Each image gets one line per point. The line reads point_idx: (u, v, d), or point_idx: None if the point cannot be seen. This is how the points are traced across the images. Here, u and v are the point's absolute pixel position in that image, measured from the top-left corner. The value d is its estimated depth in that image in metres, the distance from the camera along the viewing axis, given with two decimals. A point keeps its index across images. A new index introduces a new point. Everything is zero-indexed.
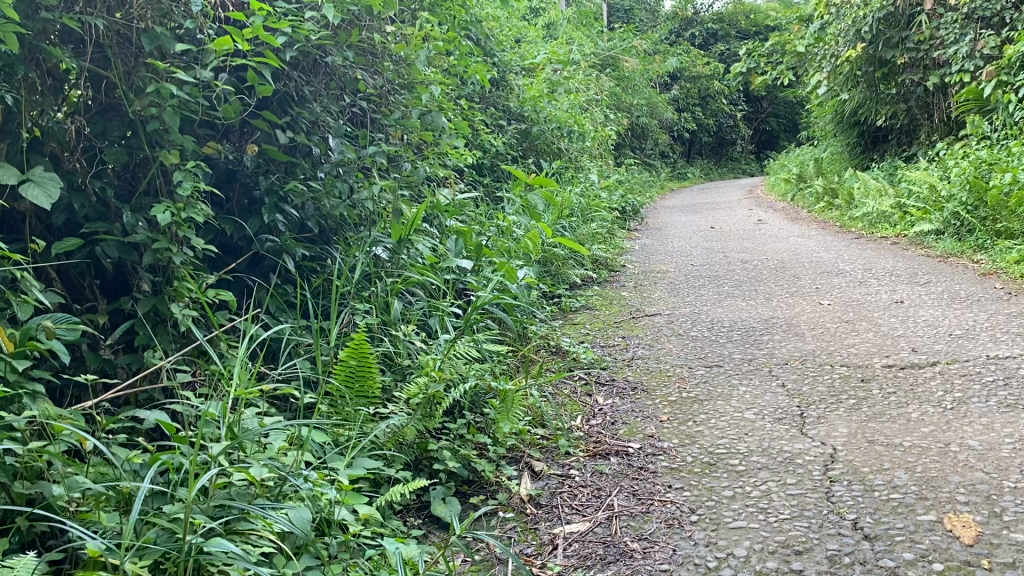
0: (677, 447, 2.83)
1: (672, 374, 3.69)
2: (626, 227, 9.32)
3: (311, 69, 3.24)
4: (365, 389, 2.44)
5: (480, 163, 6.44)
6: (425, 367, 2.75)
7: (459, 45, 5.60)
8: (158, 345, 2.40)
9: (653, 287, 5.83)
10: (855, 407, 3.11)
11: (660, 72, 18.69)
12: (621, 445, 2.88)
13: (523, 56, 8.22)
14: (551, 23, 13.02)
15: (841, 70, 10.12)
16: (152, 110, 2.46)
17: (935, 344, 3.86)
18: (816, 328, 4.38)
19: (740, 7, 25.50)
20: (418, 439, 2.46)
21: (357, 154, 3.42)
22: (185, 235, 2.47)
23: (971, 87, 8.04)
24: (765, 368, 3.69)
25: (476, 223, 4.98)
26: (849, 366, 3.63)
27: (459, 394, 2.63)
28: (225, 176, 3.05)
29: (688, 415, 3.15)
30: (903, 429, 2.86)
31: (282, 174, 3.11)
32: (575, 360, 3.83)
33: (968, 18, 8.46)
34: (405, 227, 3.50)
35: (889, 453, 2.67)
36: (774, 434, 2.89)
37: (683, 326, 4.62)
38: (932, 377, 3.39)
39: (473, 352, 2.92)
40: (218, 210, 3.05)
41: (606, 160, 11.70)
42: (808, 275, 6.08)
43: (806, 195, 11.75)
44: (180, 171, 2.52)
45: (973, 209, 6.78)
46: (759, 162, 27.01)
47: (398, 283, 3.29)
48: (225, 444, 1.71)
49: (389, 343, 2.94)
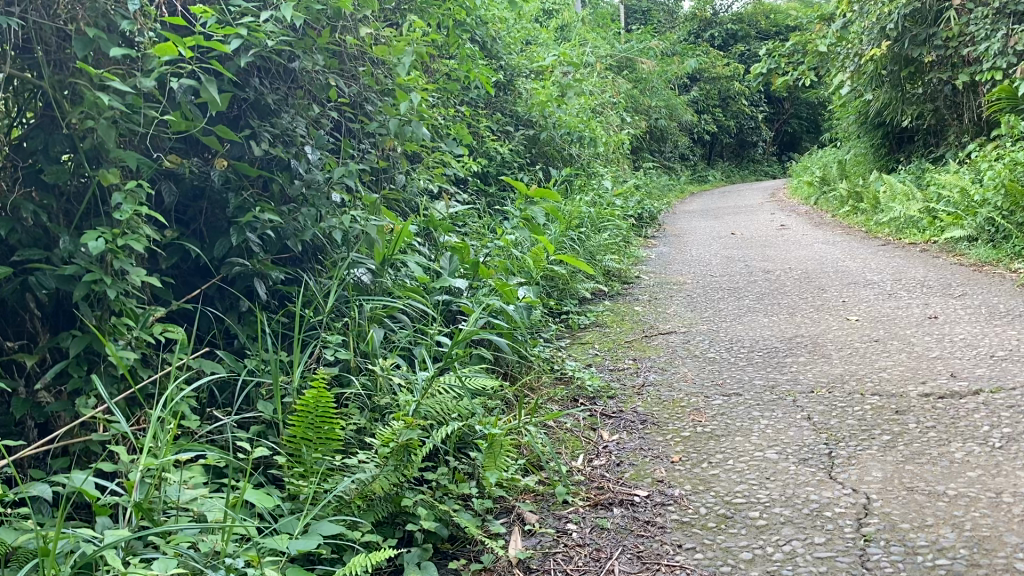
0: (688, 495, 2.51)
1: (687, 404, 3.36)
2: (640, 235, 9.01)
3: (280, 75, 2.95)
4: (325, 440, 2.13)
5: (483, 171, 6.15)
6: (401, 409, 2.45)
7: (458, 52, 5.32)
8: (94, 389, 2.10)
9: (668, 300, 5.51)
10: (890, 445, 2.78)
11: (678, 74, 18.37)
12: (627, 493, 2.56)
13: (531, 58, 7.94)
14: (563, 25, 12.61)
15: (865, 69, 9.74)
16: (87, 123, 2.18)
17: (976, 369, 3.52)
18: (844, 348, 4.04)
19: (760, 8, 25.13)
20: (391, 494, 2.14)
21: (337, 167, 3.15)
22: (121, 266, 2.15)
23: (1004, 85, 7.67)
24: (788, 397, 3.34)
25: (475, 237, 4.71)
26: (881, 395, 3.28)
27: (438, 441, 2.32)
28: (189, 195, 2.76)
29: (703, 454, 2.83)
30: (946, 475, 2.52)
31: (254, 192, 2.82)
32: (580, 387, 3.52)
33: (999, 14, 8.07)
34: (390, 249, 3.21)
35: (932, 505, 2.34)
36: (800, 480, 2.57)
37: (699, 346, 4.28)
38: (975, 409, 3.04)
39: (461, 389, 2.62)
40: (181, 231, 2.75)
41: (621, 163, 11.34)
42: (833, 285, 5.74)
43: (830, 198, 11.43)
44: (121, 193, 2.23)
45: (1009, 214, 6.42)
46: (780, 164, 26.63)
47: (379, 309, 3.00)
48: (123, 534, 1.45)
49: (368, 377, 2.64)
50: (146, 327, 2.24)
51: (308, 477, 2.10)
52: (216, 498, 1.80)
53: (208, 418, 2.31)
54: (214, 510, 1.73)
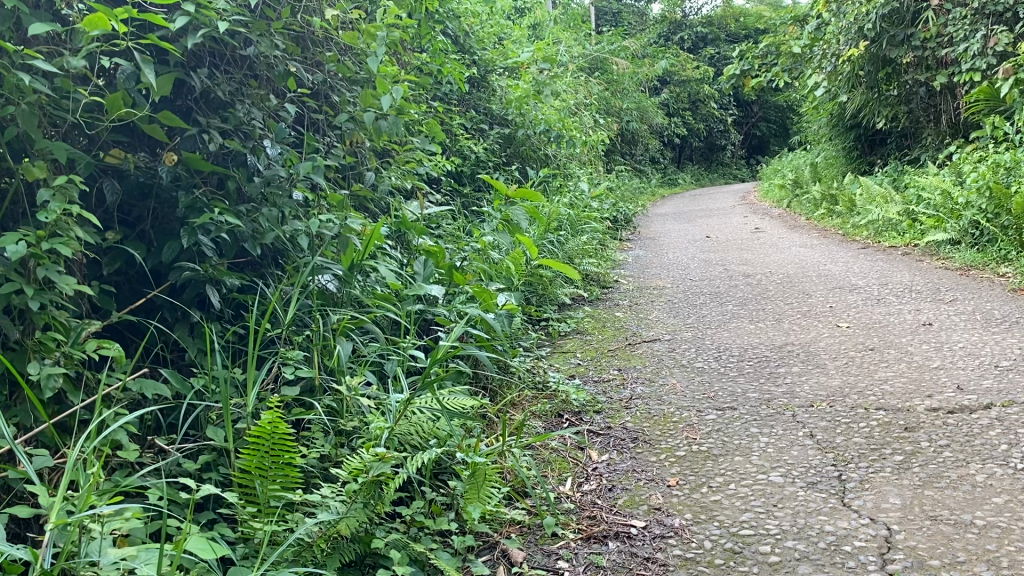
0: (690, 525, 2.27)
1: (679, 420, 3.12)
2: (617, 237, 8.84)
3: (235, 61, 2.67)
4: (282, 473, 1.86)
5: (458, 171, 5.92)
6: (369, 436, 2.20)
7: (429, 44, 5.06)
8: (14, 418, 1.81)
9: (650, 305, 5.28)
10: (904, 466, 2.56)
11: (649, 76, 18.26)
12: (622, 524, 2.31)
13: (505, 55, 7.71)
14: (536, 24, 12.44)
15: (842, 70, 9.58)
16: (6, 107, 1.89)
17: (982, 381, 3.31)
18: (839, 358, 3.82)
19: (729, 11, 25.12)
20: (359, 533, 1.90)
21: (299, 164, 2.87)
22: (45, 274, 1.86)
23: (983, 87, 7.54)
24: (787, 412, 3.12)
25: (449, 240, 4.48)
26: (887, 410, 3.06)
27: (413, 471, 2.07)
28: (136, 192, 2.48)
29: (702, 477, 2.59)
30: (970, 501, 2.30)
31: (209, 189, 2.55)
32: (564, 402, 3.28)
33: (978, 14, 7.94)
34: (356, 254, 2.94)
35: (960, 537, 2.12)
36: (810, 508, 2.33)
37: (686, 355, 4.05)
38: (990, 426, 2.83)
39: (438, 410, 2.37)
40: (126, 233, 2.48)
41: (596, 164, 11.16)
42: (819, 290, 5.55)
43: (804, 201, 11.33)
44: (47, 189, 1.95)
45: (993, 217, 6.26)
46: (749, 168, 26.70)
47: (345, 320, 2.74)
48: None
49: (333, 397, 2.38)
50: (79, 343, 1.96)
51: (264, 516, 1.84)
52: (151, 550, 1.52)
53: (148, 445, 2.05)
54: (147, 565, 1.46)
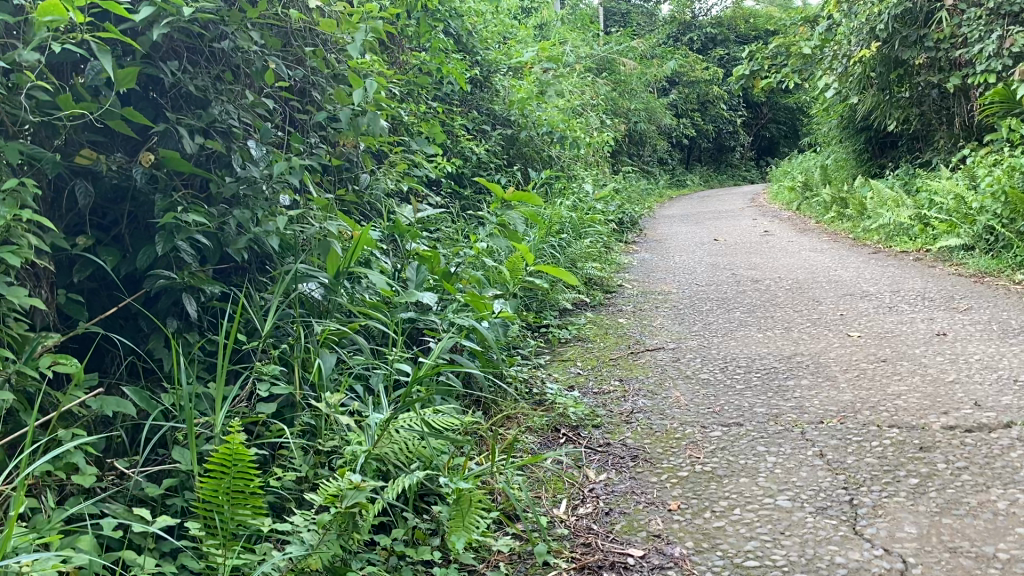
0: (691, 554, 2.13)
1: (682, 436, 2.97)
2: (623, 240, 8.69)
3: (213, 57, 2.54)
4: (244, 503, 1.72)
5: (459, 173, 5.78)
6: (347, 458, 2.06)
7: (428, 43, 4.92)
8: None
9: (654, 311, 5.13)
10: (919, 490, 2.41)
11: (657, 77, 18.10)
12: (619, 553, 2.16)
13: (509, 55, 7.56)
14: (543, 24, 12.29)
15: (852, 72, 9.41)
16: None
17: (1002, 397, 3.15)
18: (850, 370, 3.67)
19: (739, 12, 24.92)
20: (334, 565, 1.76)
21: (280, 165, 2.74)
22: None
23: (998, 88, 7.35)
24: (795, 429, 2.97)
25: (445, 244, 4.34)
26: (901, 428, 2.91)
27: (392, 497, 1.93)
28: (109, 196, 2.35)
29: (705, 501, 2.44)
30: (992, 532, 2.15)
31: (187, 192, 2.42)
32: (562, 416, 3.14)
33: (993, 14, 7.75)
34: (342, 260, 2.80)
35: (982, 572, 1.96)
36: (820, 536, 2.18)
37: (691, 365, 3.89)
38: (1011, 447, 2.67)
39: (422, 428, 2.23)
40: (99, 239, 2.34)
41: (602, 166, 11.00)
42: (830, 297, 5.39)
43: (814, 204, 11.16)
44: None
45: (1009, 222, 6.09)
46: (758, 171, 26.49)
47: (329, 331, 2.60)
48: None
49: (312, 414, 2.25)
50: (34, 358, 1.83)
51: (230, 548, 1.70)
52: None
53: (110, 467, 1.92)
54: None
